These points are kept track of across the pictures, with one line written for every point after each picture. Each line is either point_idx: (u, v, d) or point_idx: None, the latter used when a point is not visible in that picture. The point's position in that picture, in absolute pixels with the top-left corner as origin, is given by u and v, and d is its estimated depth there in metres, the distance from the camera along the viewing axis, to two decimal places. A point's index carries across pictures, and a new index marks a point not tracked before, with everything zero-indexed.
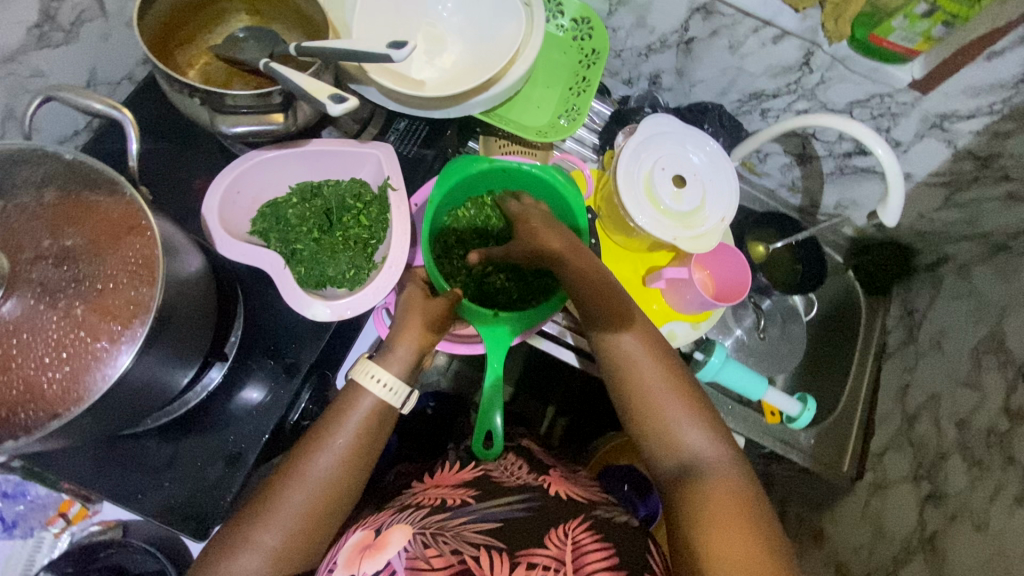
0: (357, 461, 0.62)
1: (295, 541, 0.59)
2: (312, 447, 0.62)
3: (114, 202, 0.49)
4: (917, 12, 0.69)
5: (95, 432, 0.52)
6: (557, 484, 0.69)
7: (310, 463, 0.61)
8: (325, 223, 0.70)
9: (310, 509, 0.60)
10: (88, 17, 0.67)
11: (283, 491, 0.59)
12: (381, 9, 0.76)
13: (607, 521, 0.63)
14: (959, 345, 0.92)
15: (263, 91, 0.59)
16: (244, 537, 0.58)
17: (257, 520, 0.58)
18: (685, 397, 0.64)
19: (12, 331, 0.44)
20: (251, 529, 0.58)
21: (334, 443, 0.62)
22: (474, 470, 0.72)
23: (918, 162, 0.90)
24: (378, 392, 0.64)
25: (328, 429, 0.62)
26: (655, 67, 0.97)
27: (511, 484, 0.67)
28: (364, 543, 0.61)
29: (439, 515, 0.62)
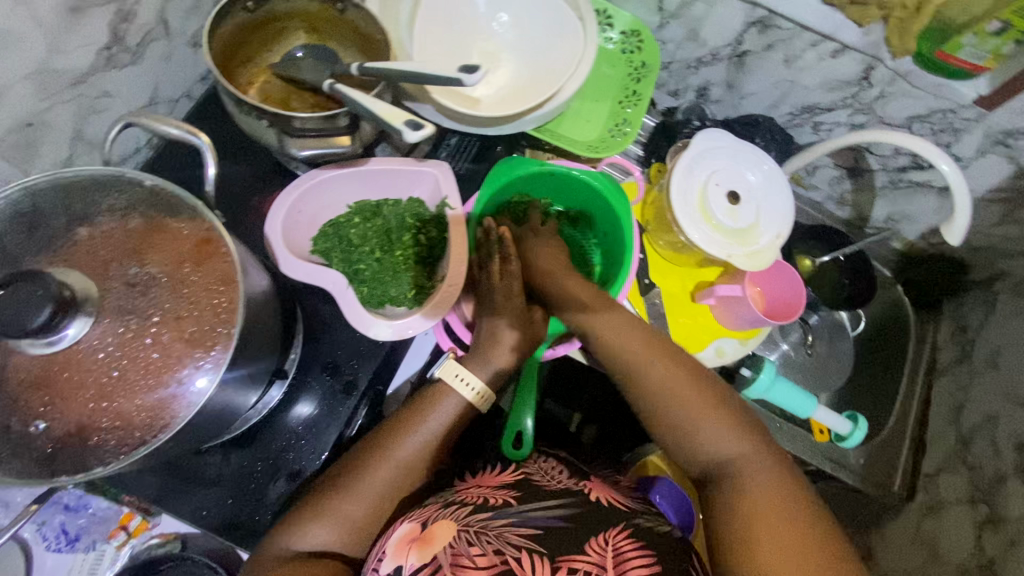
0: (440, 447, 0.67)
1: (374, 516, 0.62)
2: (403, 428, 0.66)
3: (194, 227, 0.49)
4: (988, 29, 0.69)
5: (169, 454, 0.53)
6: (596, 490, 0.67)
7: (396, 446, 0.64)
8: (385, 242, 0.70)
9: (394, 488, 0.64)
10: (153, 37, 0.67)
11: (365, 470, 0.63)
12: (438, 27, 0.76)
13: (648, 530, 0.61)
14: (1016, 364, 0.88)
15: (330, 112, 0.59)
16: (310, 517, 0.60)
17: (339, 495, 0.61)
18: (701, 393, 0.64)
19: (100, 357, 0.45)
20: (334, 502, 0.61)
21: (417, 430, 0.66)
22: (514, 474, 0.70)
23: (978, 177, 0.87)
24: (462, 391, 0.68)
25: (405, 424, 0.66)
26: (704, 79, 0.95)
27: (553, 490, 0.66)
28: (411, 535, 0.60)
29: (483, 514, 0.61)
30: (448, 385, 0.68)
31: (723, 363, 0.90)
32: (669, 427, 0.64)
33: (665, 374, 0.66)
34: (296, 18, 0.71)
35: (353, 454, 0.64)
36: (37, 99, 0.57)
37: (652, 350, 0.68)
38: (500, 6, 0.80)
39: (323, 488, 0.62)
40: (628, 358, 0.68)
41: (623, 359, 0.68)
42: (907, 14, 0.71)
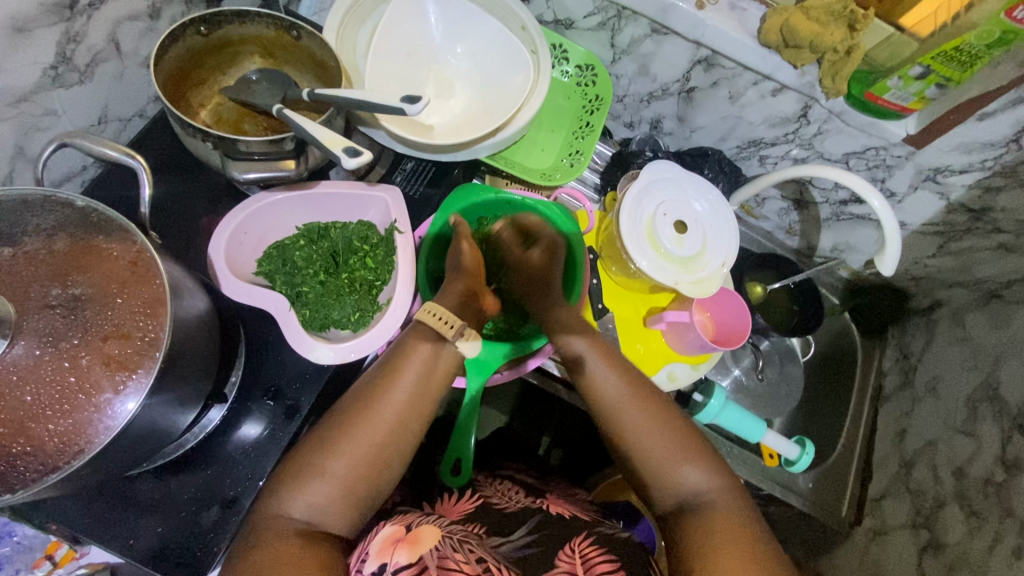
0: (425, 401, 0.62)
1: (364, 472, 0.57)
2: (378, 389, 0.61)
3: (124, 249, 0.49)
4: (911, 74, 0.71)
5: (92, 479, 0.51)
6: (552, 503, 0.68)
7: (382, 404, 0.60)
8: (331, 265, 0.70)
9: (384, 444, 0.59)
10: (102, 58, 0.67)
11: (353, 427, 0.58)
12: (393, 56, 0.78)
13: (609, 536, 0.62)
14: (953, 391, 0.92)
15: (275, 137, 0.60)
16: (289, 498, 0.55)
17: (326, 450, 0.57)
18: (676, 434, 0.65)
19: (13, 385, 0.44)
20: (322, 458, 0.57)
21: (402, 385, 0.61)
22: (473, 499, 0.68)
23: (913, 211, 0.92)
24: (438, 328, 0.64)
25: (381, 385, 0.61)
26: (657, 112, 0.99)
27: (515, 509, 0.65)
28: (395, 536, 0.57)
29: (462, 526, 0.60)
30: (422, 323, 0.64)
31: (676, 387, 0.91)
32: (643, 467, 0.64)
33: (644, 417, 0.65)
34: (251, 43, 0.72)
35: (341, 413, 0.59)
36: None
37: (633, 388, 0.68)
38: (456, 38, 0.82)
39: (311, 445, 0.58)
40: (609, 397, 0.67)
41: (603, 396, 0.67)
42: (839, 57, 0.74)
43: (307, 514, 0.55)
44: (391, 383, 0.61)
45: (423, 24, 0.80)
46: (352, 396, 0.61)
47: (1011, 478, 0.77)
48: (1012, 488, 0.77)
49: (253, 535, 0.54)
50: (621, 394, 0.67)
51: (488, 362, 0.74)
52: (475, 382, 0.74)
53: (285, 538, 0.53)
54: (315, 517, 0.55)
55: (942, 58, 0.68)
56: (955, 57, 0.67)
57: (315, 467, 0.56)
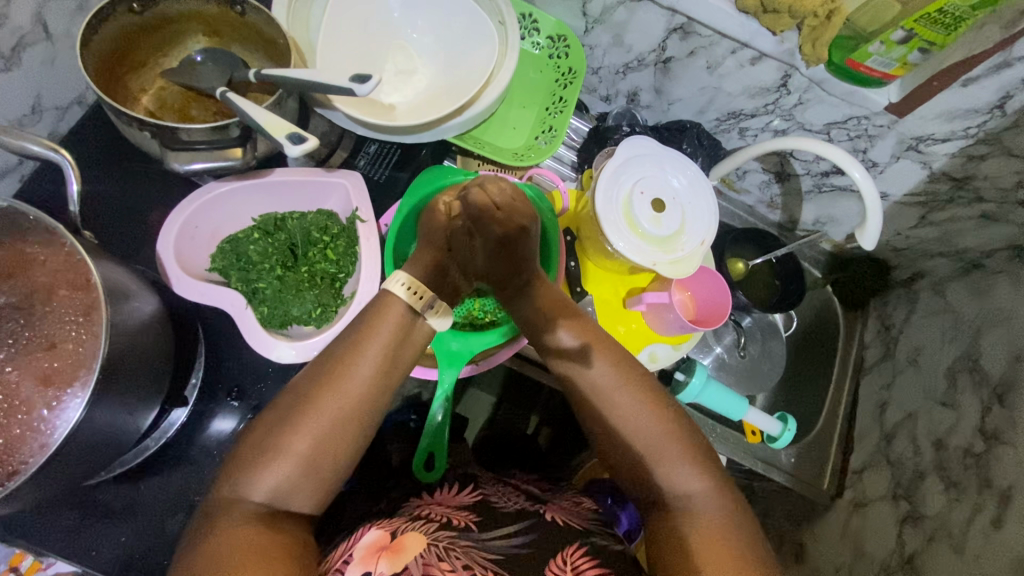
0: (395, 367, 0.59)
1: (328, 449, 0.54)
2: (350, 349, 0.58)
3: (53, 252, 0.46)
4: (894, 38, 0.68)
5: (44, 495, 0.49)
6: (552, 510, 0.66)
7: (343, 378, 0.56)
8: (289, 259, 0.67)
9: (349, 420, 0.56)
10: (30, 41, 0.62)
11: (314, 401, 0.55)
12: (348, 33, 0.73)
13: (604, 549, 0.62)
14: (934, 362, 0.92)
15: (218, 124, 0.56)
16: (242, 474, 0.53)
17: (289, 426, 0.54)
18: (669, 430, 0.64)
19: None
20: (284, 439, 0.53)
21: (369, 352, 0.58)
22: (471, 494, 0.67)
23: (895, 182, 0.89)
24: (403, 294, 0.60)
25: (355, 340, 0.58)
26: (633, 85, 0.95)
27: (509, 509, 0.65)
28: (379, 544, 0.56)
29: (449, 531, 0.59)
30: (392, 292, 0.60)
31: (657, 369, 0.89)
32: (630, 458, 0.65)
33: (654, 428, 0.64)
34: (193, 20, 0.67)
35: (303, 387, 0.56)
36: None
37: (621, 372, 0.66)
38: (417, 11, 0.77)
39: (269, 425, 0.55)
40: (601, 384, 0.66)
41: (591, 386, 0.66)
42: (819, 22, 0.71)
43: (259, 497, 0.52)
44: (358, 350, 0.58)
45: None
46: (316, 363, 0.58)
47: (990, 449, 0.77)
48: (991, 459, 0.77)
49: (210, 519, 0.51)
50: (616, 388, 0.65)
51: (462, 354, 0.71)
52: (448, 375, 0.70)
53: (241, 530, 0.49)
54: (271, 500, 0.53)
55: (926, 21, 0.64)
56: (939, 20, 0.64)
57: (277, 446, 0.53)
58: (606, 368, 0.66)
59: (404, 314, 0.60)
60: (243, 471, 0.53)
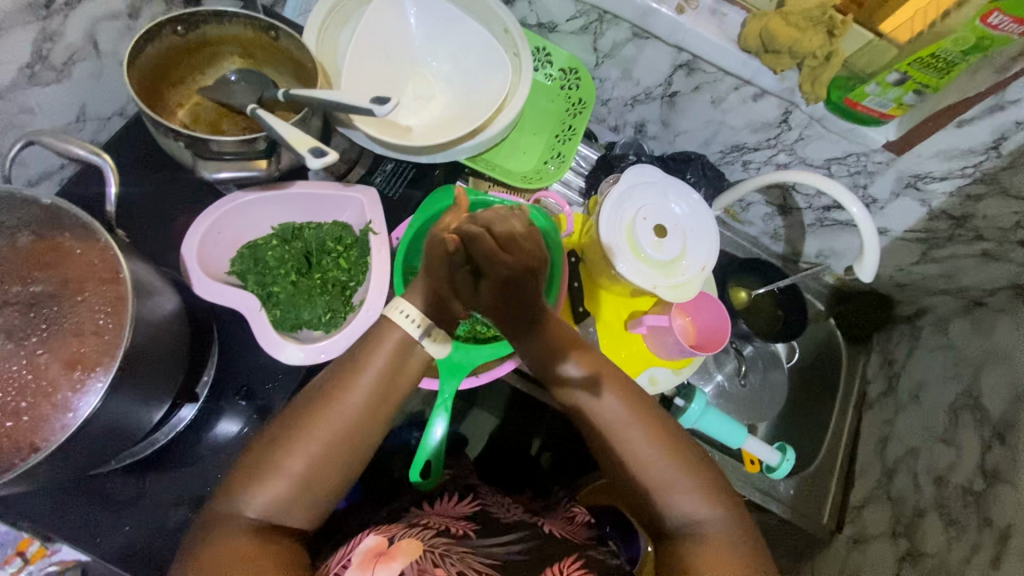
0: (387, 396, 0.61)
1: (321, 470, 0.57)
2: (347, 373, 0.60)
3: (87, 247, 0.50)
4: (889, 80, 0.72)
5: (58, 476, 0.52)
6: (552, 527, 0.71)
7: (339, 401, 0.59)
8: (304, 266, 0.70)
9: (343, 442, 0.59)
10: (81, 56, 0.68)
11: (311, 423, 0.58)
12: (371, 59, 0.78)
13: (598, 561, 0.65)
14: (936, 399, 0.91)
15: (248, 137, 0.60)
16: (238, 494, 0.55)
17: (286, 446, 0.57)
18: (678, 459, 0.65)
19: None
20: (279, 458, 0.57)
21: (365, 377, 0.60)
22: (472, 505, 0.72)
23: (895, 218, 0.92)
24: (404, 326, 0.62)
25: (353, 362, 0.61)
26: (641, 116, 0.99)
27: (510, 522, 0.69)
28: (376, 550, 0.56)
29: (445, 539, 0.61)
30: (390, 322, 0.62)
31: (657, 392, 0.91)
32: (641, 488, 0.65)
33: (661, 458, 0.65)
34: (230, 43, 0.72)
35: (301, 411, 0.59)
36: None
37: (629, 404, 0.66)
38: (436, 41, 0.82)
39: (266, 444, 0.58)
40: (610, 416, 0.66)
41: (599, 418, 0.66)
42: (819, 63, 0.75)
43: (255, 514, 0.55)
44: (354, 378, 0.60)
45: (404, 28, 0.81)
46: (313, 387, 0.61)
47: (990, 487, 0.77)
48: (991, 497, 0.76)
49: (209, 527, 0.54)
50: (624, 422, 0.65)
51: (463, 364, 0.71)
52: (448, 385, 0.71)
53: (234, 535, 0.53)
54: (266, 516, 0.55)
55: (918, 65, 0.68)
56: (932, 63, 0.67)
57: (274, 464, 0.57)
58: (614, 399, 0.66)
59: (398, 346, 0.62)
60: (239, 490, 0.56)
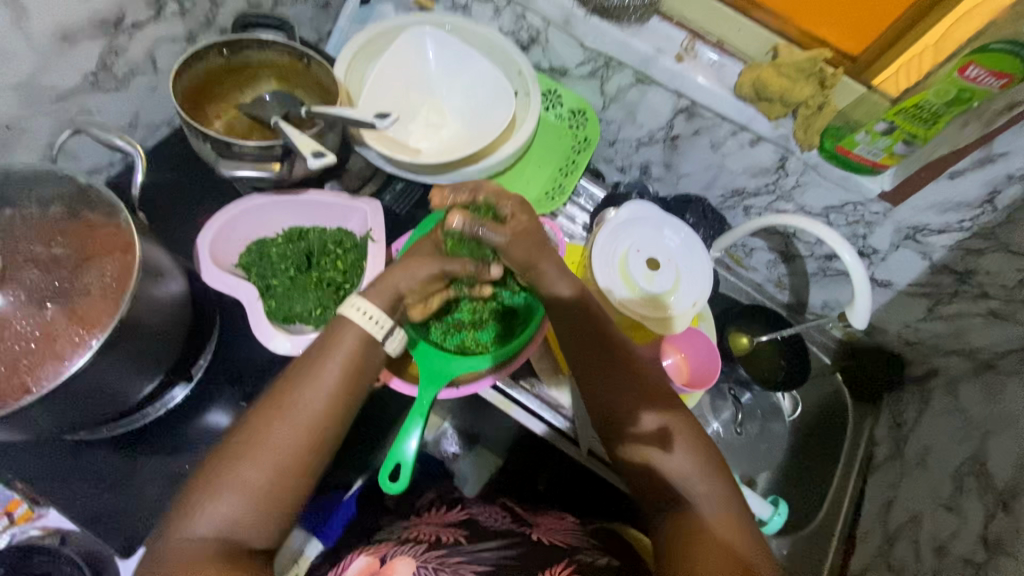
0: (347, 399, 0.61)
1: (280, 480, 0.56)
2: (304, 378, 0.60)
3: (107, 222, 0.56)
4: (877, 129, 0.74)
5: (48, 429, 0.56)
6: (537, 532, 0.71)
7: (295, 402, 0.59)
8: (304, 263, 0.74)
9: (300, 448, 0.58)
10: (139, 71, 0.78)
11: (268, 430, 0.57)
12: (392, 88, 0.86)
13: (590, 564, 0.63)
14: (942, 463, 0.85)
15: (267, 142, 0.67)
16: (195, 512, 0.55)
17: (242, 458, 0.56)
18: (701, 456, 0.65)
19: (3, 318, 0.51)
20: (234, 472, 0.56)
21: (324, 379, 0.60)
22: (460, 515, 0.76)
23: (897, 271, 0.91)
24: (365, 325, 0.62)
25: (314, 366, 0.61)
26: (646, 158, 1.03)
27: (497, 529, 0.71)
28: (369, 569, 0.61)
29: (437, 551, 0.64)
30: (351, 319, 0.63)
31: None
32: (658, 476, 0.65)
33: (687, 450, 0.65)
34: (268, 68, 0.82)
35: (257, 416, 0.58)
36: (19, 108, 0.68)
37: (662, 400, 0.67)
38: (452, 77, 0.90)
39: (223, 458, 0.57)
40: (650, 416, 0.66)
41: (631, 407, 0.66)
42: (812, 112, 0.78)
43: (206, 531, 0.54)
44: (314, 380, 0.60)
45: (423, 64, 0.89)
46: (273, 390, 0.61)
47: (992, 559, 0.70)
48: (992, 572, 0.69)
49: (167, 548, 0.54)
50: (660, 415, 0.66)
51: (444, 377, 0.75)
52: (427, 393, 0.74)
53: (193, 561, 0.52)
54: (226, 530, 0.55)
55: (905, 115, 0.71)
56: (918, 114, 0.70)
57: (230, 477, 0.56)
58: (678, 430, 0.66)
59: (360, 349, 0.62)
60: (196, 509, 0.55)
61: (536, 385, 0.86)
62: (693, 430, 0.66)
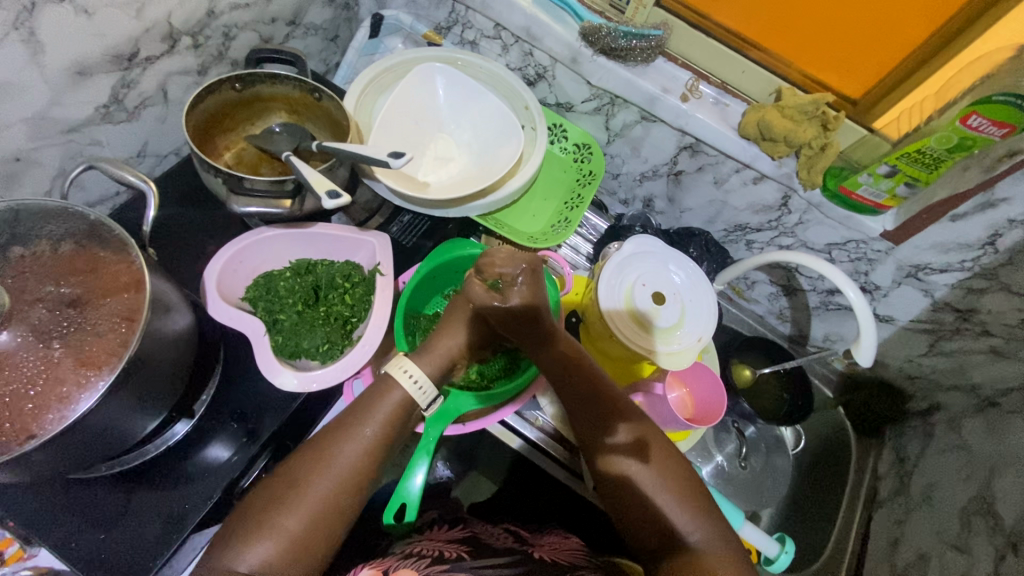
0: (383, 449, 0.62)
1: (316, 528, 0.57)
2: (344, 429, 0.61)
3: (118, 260, 0.55)
4: (880, 171, 0.75)
5: (46, 472, 0.54)
6: (540, 551, 0.70)
7: (335, 451, 0.60)
8: (311, 298, 0.74)
9: (338, 498, 0.59)
10: (150, 103, 0.78)
11: (308, 478, 0.58)
12: (401, 122, 0.87)
13: None
14: (948, 500, 0.85)
15: (278, 178, 0.67)
16: (233, 554, 0.55)
17: (281, 505, 0.57)
18: (690, 495, 0.65)
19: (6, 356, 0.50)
20: (276, 515, 0.57)
21: (363, 431, 0.61)
22: (462, 531, 0.75)
23: (899, 307, 0.93)
24: (408, 388, 0.63)
25: (356, 418, 0.62)
26: (648, 191, 1.04)
27: (499, 546, 0.70)
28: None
29: (442, 566, 0.61)
30: (394, 378, 0.64)
31: None
32: (646, 517, 0.63)
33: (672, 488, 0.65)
34: (279, 101, 0.82)
35: (299, 464, 0.60)
36: (29, 139, 0.68)
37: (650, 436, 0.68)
38: (460, 112, 0.91)
39: (265, 502, 0.58)
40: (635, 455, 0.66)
41: (621, 447, 0.66)
42: (814, 152, 0.80)
43: (249, 573, 0.54)
44: (353, 432, 0.61)
45: (433, 99, 0.91)
46: (314, 439, 0.62)
47: None
48: None
49: None
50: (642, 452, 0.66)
51: (451, 412, 0.73)
52: (434, 429, 0.71)
53: None
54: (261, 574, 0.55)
55: (907, 159, 0.72)
56: (919, 159, 0.71)
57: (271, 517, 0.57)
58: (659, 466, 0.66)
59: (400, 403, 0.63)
60: (234, 552, 0.55)
61: (539, 418, 0.90)
62: (669, 449, 0.68)
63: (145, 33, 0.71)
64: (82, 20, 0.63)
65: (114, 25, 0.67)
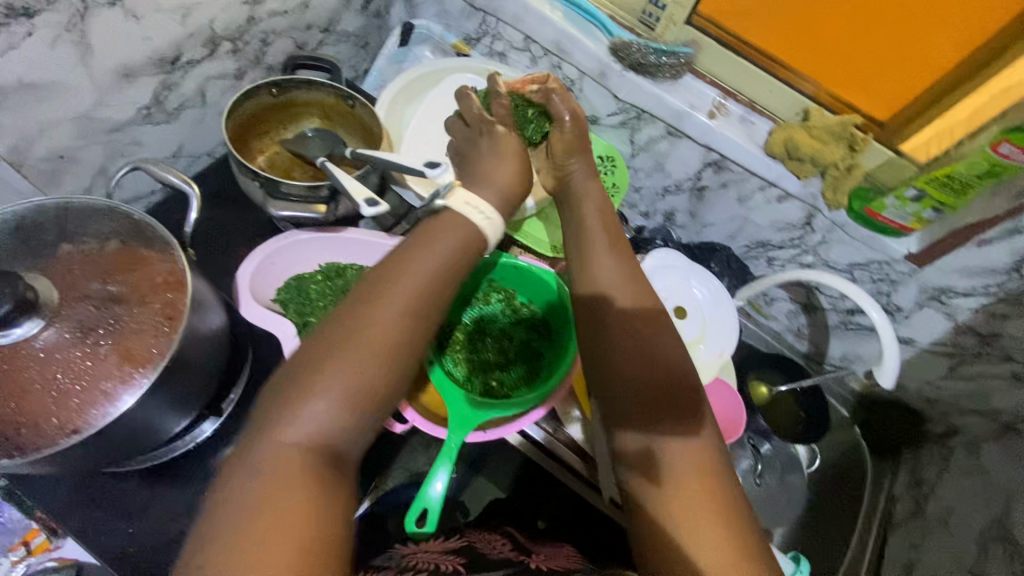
0: (439, 299, 0.58)
1: (362, 378, 0.52)
2: (398, 269, 0.58)
3: (162, 259, 0.57)
4: (907, 195, 0.77)
5: (81, 465, 0.55)
6: (536, 562, 0.70)
7: (388, 290, 0.56)
8: (340, 302, 0.75)
9: (387, 347, 0.54)
10: (189, 105, 0.80)
11: (359, 321, 0.54)
12: (433, 133, 0.91)
13: None
14: (965, 525, 0.84)
15: (314, 184, 0.68)
16: (274, 419, 0.50)
17: (324, 362, 0.52)
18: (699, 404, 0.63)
19: (53, 351, 0.51)
20: (322, 370, 0.51)
21: (417, 273, 0.57)
22: (458, 542, 0.76)
23: (922, 328, 0.94)
24: (474, 214, 0.64)
25: (414, 251, 0.59)
26: (670, 206, 1.05)
27: (495, 557, 0.71)
28: None
29: None
30: (457, 209, 0.64)
31: None
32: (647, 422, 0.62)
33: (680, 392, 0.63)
34: (313, 106, 0.84)
35: (343, 320, 0.54)
36: (74, 139, 0.69)
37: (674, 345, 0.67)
38: None
39: (309, 358, 0.53)
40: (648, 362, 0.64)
41: (634, 351, 0.65)
42: (841, 173, 0.81)
43: (299, 431, 0.49)
44: (406, 276, 0.57)
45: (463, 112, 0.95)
46: (359, 293, 0.56)
47: None
48: None
49: (246, 454, 0.48)
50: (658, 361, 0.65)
51: (469, 422, 0.74)
52: (454, 437, 0.72)
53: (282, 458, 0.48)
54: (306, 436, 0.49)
55: (936, 184, 0.74)
56: (947, 184, 0.73)
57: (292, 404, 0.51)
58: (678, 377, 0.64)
59: (418, 295, 0.57)
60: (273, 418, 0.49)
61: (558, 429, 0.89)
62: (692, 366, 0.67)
63: (189, 38, 0.73)
64: (131, 24, 0.65)
65: (161, 29, 0.69)
